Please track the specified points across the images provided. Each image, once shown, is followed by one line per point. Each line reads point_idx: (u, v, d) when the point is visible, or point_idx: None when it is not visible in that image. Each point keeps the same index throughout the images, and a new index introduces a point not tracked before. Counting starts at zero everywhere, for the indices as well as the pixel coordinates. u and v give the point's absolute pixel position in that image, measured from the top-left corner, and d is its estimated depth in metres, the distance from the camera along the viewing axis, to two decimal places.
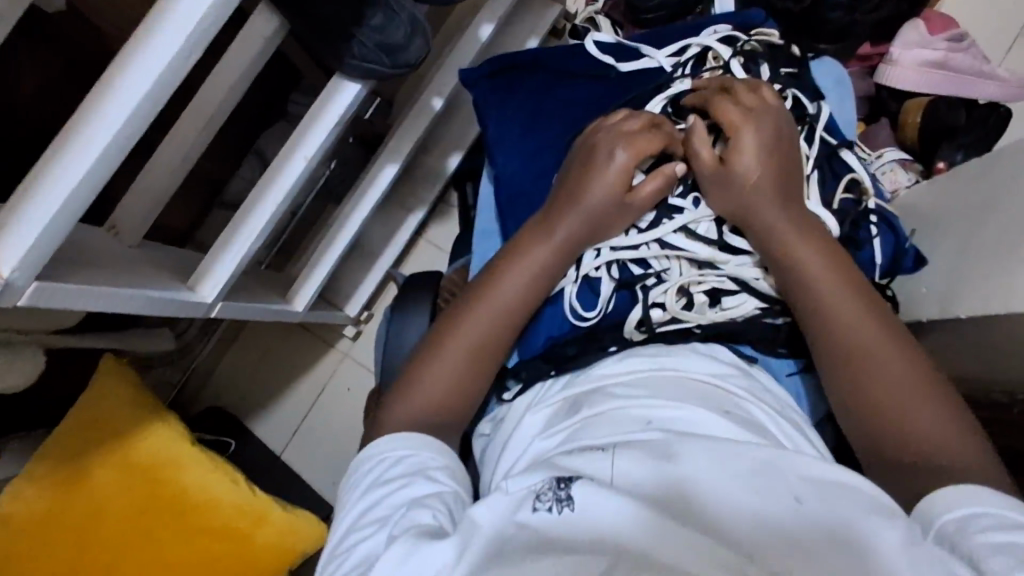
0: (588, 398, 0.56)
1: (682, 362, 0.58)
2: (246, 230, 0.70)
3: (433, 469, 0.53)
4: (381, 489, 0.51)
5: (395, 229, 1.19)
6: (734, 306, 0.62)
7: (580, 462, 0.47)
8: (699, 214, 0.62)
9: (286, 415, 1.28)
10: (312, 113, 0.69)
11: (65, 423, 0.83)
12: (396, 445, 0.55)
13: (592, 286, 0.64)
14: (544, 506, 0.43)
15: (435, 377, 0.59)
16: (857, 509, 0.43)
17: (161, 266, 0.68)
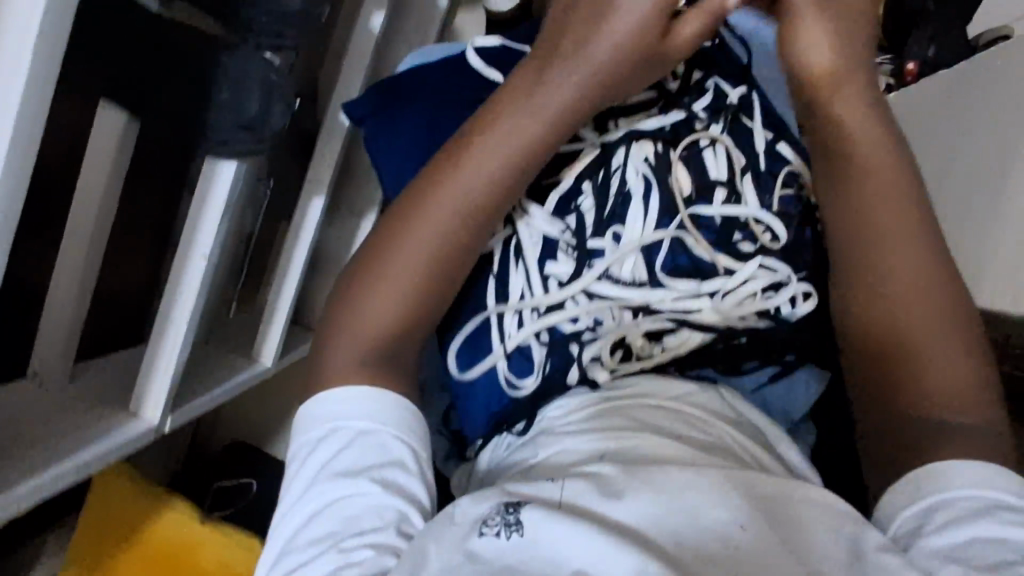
0: (541, 436, 0.53)
1: (645, 384, 0.55)
2: (170, 341, 0.65)
3: (393, 466, 0.47)
4: (331, 486, 0.46)
5: (350, 237, 1.13)
6: (677, 345, 0.56)
7: (531, 484, 0.45)
8: (620, 255, 0.55)
9: None
10: (196, 203, 0.63)
11: (79, 526, 0.86)
12: (349, 420, 0.49)
13: (524, 353, 0.57)
14: (492, 530, 0.41)
15: (399, 266, 0.53)
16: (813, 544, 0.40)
17: (97, 400, 0.66)
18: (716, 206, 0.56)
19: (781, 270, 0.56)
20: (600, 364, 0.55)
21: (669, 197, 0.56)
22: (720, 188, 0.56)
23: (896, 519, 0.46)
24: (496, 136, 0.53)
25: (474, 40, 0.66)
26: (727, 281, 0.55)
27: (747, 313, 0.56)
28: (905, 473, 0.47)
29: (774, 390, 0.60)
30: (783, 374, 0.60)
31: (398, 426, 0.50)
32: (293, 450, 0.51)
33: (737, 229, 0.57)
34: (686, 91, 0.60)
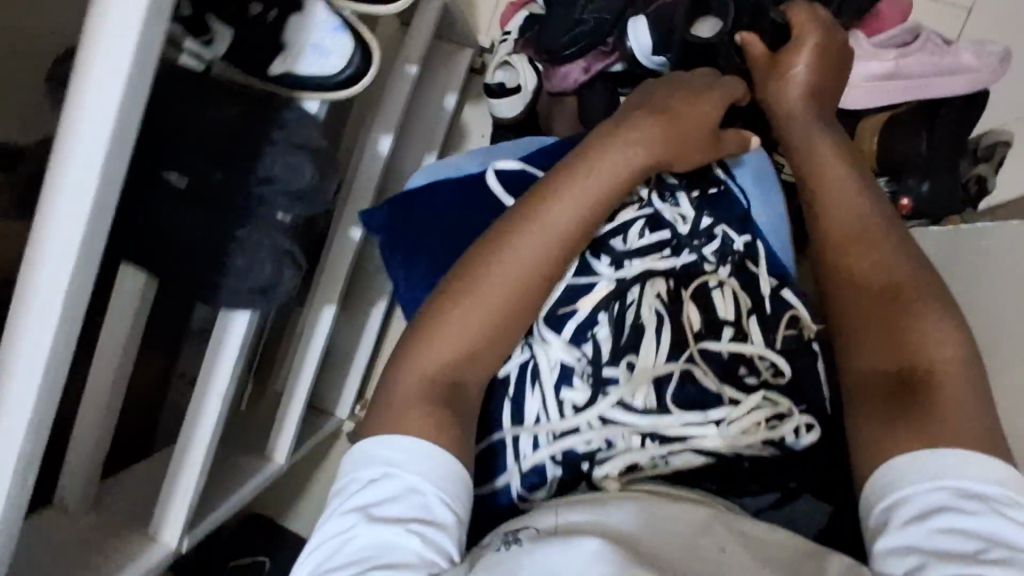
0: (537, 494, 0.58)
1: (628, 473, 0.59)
2: (185, 471, 0.69)
3: (430, 501, 0.50)
4: (371, 524, 0.49)
5: (362, 326, 1.17)
6: (680, 463, 0.57)
7: (524, 520, 0.52)
8: (634, 384, 0.57)
9: (313, 508, 1.32)
10: (212, 349, 0.67)
11: None
12: (386, 456, 0.52)
13: (540, 473, 0.58)
14: (493, 547, 0.49)
15: (450, 334, 0.57)
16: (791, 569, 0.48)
17: (118, 525, 0.70)
18: (721, 342, 0.61)
19: (781, 404, 0.59)
20: (612, 482, 0.56)
21: (678, 331, 0.60)
22: (726, 326, 0.61)
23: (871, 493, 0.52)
24: (547, 210, 0.59)
25: (499, 166, 0.75)
26: (724, 412, 0.57)
27: (745, 442, 0.57)
28: (893, 458, 0.52)
29: (791, 513, 0.59)
30: (781, 505, 0.59)
31: (442, 483, 0.51)
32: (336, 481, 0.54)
33: (735, 361, 0.61)
34: (697, 235, 0.65)
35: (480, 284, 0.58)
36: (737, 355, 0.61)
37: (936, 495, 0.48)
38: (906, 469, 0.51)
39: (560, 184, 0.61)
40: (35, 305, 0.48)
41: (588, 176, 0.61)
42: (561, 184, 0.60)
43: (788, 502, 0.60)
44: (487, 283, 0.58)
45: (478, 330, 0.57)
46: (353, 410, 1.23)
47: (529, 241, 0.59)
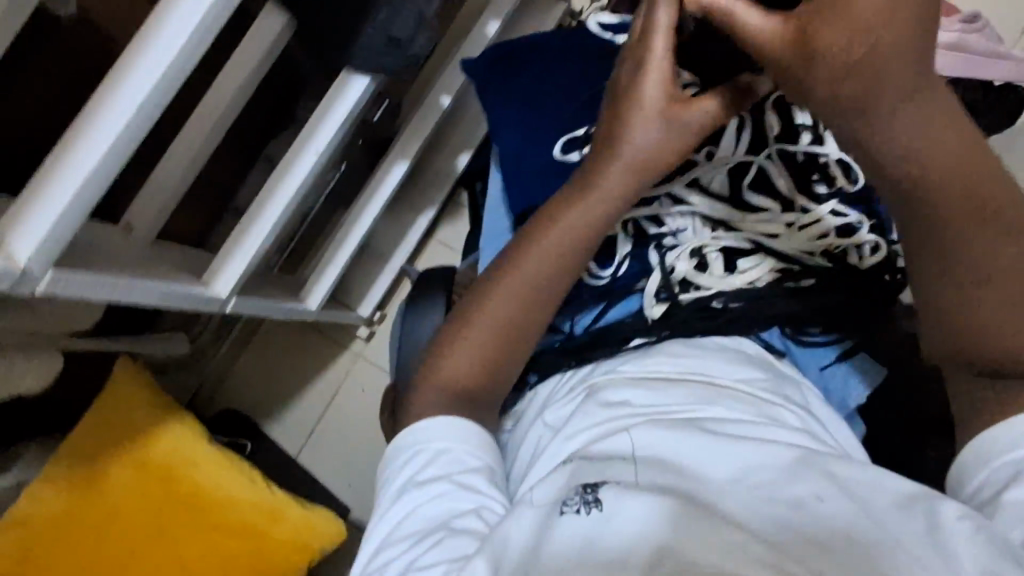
0: (616, 406, 0.60)
1: (706, 365, 0.64)
2: (261, 223, 0.70)
3: (470, 472, 0.57)
4: (419, 490, 0.57)
5: (405, 229, 1.17)
6: (748, 266, 0.69)
7: (604, 466, 0.51)
8: (711, 169, 0.70)
9: (298, 419, 1.25)
10: (322, 107, 0.69)
11: (82, 425, 0.83)
12: (430, 441, 0.60)
13: (608, 248, 0.74)
14: (572, 508, 0.46)
15: (471, 346, 0.65)
16: (875, 506, 0.45)
17: (172, 264, 0.69)
18: (801, 144, 0.71)
19: (848, 214, 0.70)
20: (681, 265, 0.69)
21: (759, 134, 0.71)
22: (806, 132, 0.72)
23: (986, 468, 0.46)
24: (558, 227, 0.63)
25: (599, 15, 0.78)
26: (789, 215, 0.69)
27: (804, 247, 0.69)
28: (972, 439, 0.48)
29: (834, 374, 0.70)
30: (843, 356, 0.70)
31: (471, 444, 0.60)
32: (381, 472, 0.63)
33: (809, 172, 0.72)
34: None
35: (494, 298, 0.64)
36: (814, 162, 0.72)
37: None
38: (996, 444, 0.46)
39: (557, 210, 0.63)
40: (163, 47, 0.47)
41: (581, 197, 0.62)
42: (569, 203, 0.63)
43: (847, 352, 0.70)
44: (496, 302, 0.64)
45: (498, 332, 0.65)
46: (373, 315, 1.20)
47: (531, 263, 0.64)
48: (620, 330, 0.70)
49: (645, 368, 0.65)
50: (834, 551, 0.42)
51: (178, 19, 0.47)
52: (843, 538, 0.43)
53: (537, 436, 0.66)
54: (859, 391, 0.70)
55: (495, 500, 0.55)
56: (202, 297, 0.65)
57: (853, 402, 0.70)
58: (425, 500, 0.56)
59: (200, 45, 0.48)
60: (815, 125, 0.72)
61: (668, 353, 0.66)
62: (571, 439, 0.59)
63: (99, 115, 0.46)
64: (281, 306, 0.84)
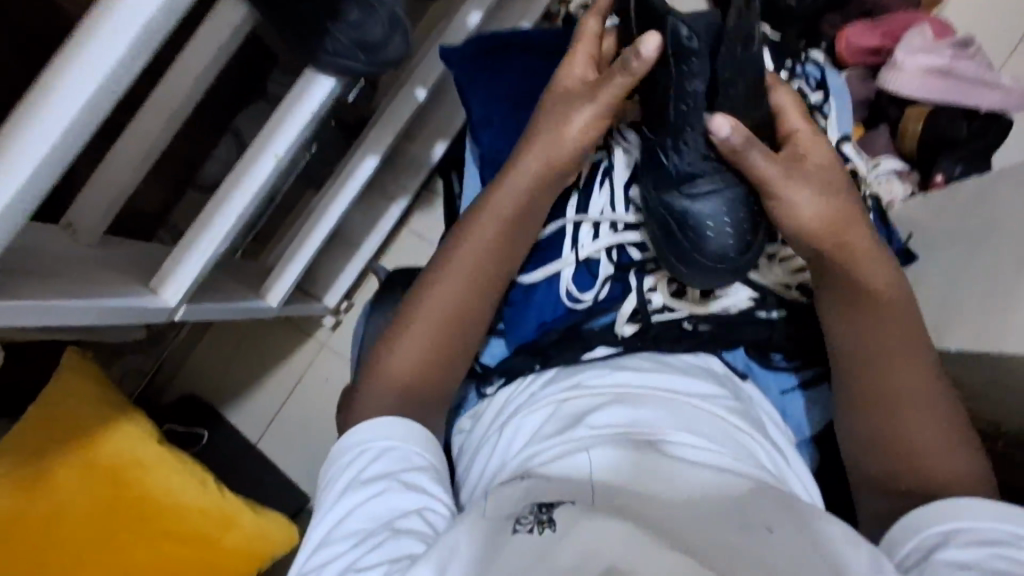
0: (581, 419, 0.60)
1: (671, 382, 0.64)
2: (214, 226, 0.66)
3: (415, 473, 0.57)
4: (362, 486, 0.56)
5: (376, 218, 1.13)
6: (726, 295, 0.70)
7: (561, 488, 0.51)
8: None
9: (258, 406, 1.21)
10: (283, 107, 0.65)
11: (28, 419, 0.79)
12: (377, 439, 0.59)
13: (589, 267, 0.74)
14: (525, 527, 0.46)
15: (410, 343, 0.65)
16: (822, 541, 0.48)
17: (119, 267, 0.65)
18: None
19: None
20: (661, 290, 0.70)
21: None
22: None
23: (917, 536, 0.52)
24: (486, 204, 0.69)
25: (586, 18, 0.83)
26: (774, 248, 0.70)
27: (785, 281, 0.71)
28: (911, 511, 0.54)
29: (794, 400, 0.72)
30: (806, 384, 0.72)
31: (419, 443, 0.60)
32: (322, 472, 0.61)
33: None
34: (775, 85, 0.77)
35: (439, 289, 0.67)
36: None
37: (964, 536, 0.50)
38: (929, 512, 0.52)
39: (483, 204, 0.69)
40: (92, 65, 0.42)
41: (498, 199, 0.69)
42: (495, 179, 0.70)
43: (810, 379, 0.72)
44: (442, 286, 0.67)
45: (446, 323, 0.66)
46: (340, 305, 1.17)
47: (467, 256, 0.68)
48: (589, 338, 0.70)
49: (606, 382, 0.64)
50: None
51: (110, 33, 0.42)
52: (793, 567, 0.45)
53: (485, 444, 0.66)
54: (817, 421, 0.72)
55: (440, 501, 0.56)
56: (148, 306, 0.61)
57: (808, 429, 0.72)
58: (368, 496, 0.54)
59: (139, 59, 0.43)
60: None
61: (632, 369, 0.66)
62: (531, 450, 0.59)
63: (17, 138, 0.42)
64: (237, 308, 0.80)
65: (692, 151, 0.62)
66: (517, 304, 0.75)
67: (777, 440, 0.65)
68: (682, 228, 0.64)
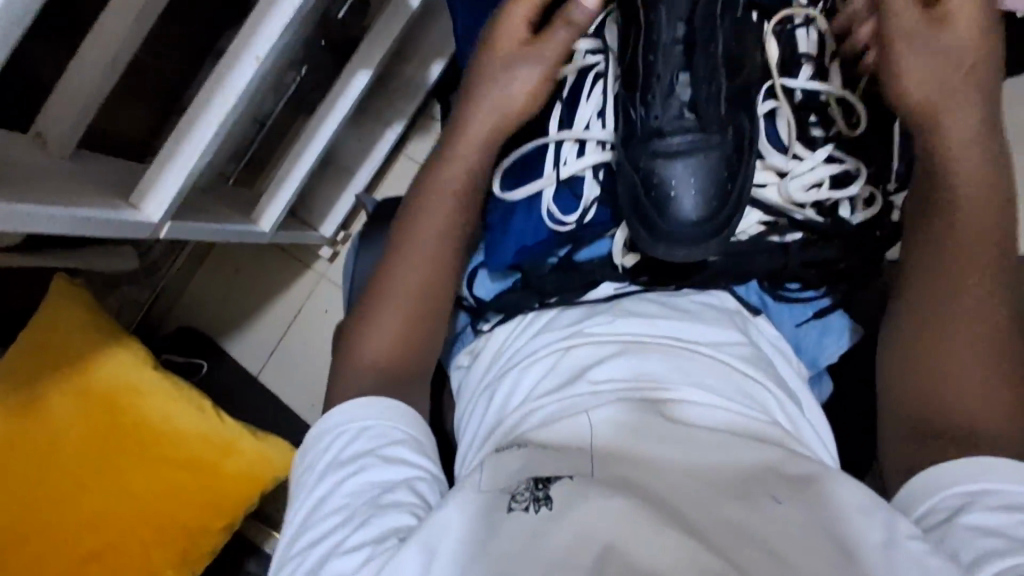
0: (581, 374, 0.57)
1: (680, 328, 0.60)
2: (197, 137, 0.61)
3: (395, 448, 0.57)
4: (341, 467, 0.56)
5: (371, 144, 1.07)
6: None
7: (560, 456, 0.50)
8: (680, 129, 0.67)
9: (256, 340, 1.19)
10: (263, 4, 0.59)
11: (21, 345, 0.78)
12: (356, 419, 0.59)
13: (572, 189, 0.69)
14: (521, 505, 0.46)
15: (381, 328, 0.65)
16: (831, 511, 0.45)
17: (96, 179, 0.61)
18: (800, 80, 0.64)
19: (847, 160, 0.64)
20: None
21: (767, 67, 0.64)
22: (806, 65, 0.65)
23: (931, 499, 0.49)
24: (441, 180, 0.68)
25: None
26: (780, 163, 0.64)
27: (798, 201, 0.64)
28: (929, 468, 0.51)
29: (808, 332, 0.66)
30: (823, 314, 0.66)
31: (395, 417, 0.59)
32: (300, 453, 0.62)
33: (810, 114, 0.66)
34: None
35: (401, 275, 0.66)
36: (813, 99, 0.65)
37: (985, 499, 0.47)
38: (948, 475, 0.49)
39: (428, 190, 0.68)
40: None
41: (448, 172, 0.68)
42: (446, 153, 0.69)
43: (827, 309, 0.65)
44: (400, 274, 0.66)
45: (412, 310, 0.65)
46: (337, 235, 1.14)
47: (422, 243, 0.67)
48: (588, 271, 0.66)
49: (610, 329, 0.60)
50: (786, 560, 0.42)
51: None
52: (798, 545, 0.43)
53: (488, 388, 0.64)
54: (834, 352, 0.66)
55: (421, 470, 0.56)
56: (130, 220, 0.58)
57: (823, 363, 0.66)
58: (352, 474, 0.55)
59: None
60: (819, 54, 0.65)
61: (638, 314, 0.61)
62: (528, 408, 0.57)
63: None
64: (225, 231, 0.76)
65: (666, 107, 0.62)
66: (494, 229, 0.71)
67: (789, 377, 0.62)
68: (647, 185, 0.61)
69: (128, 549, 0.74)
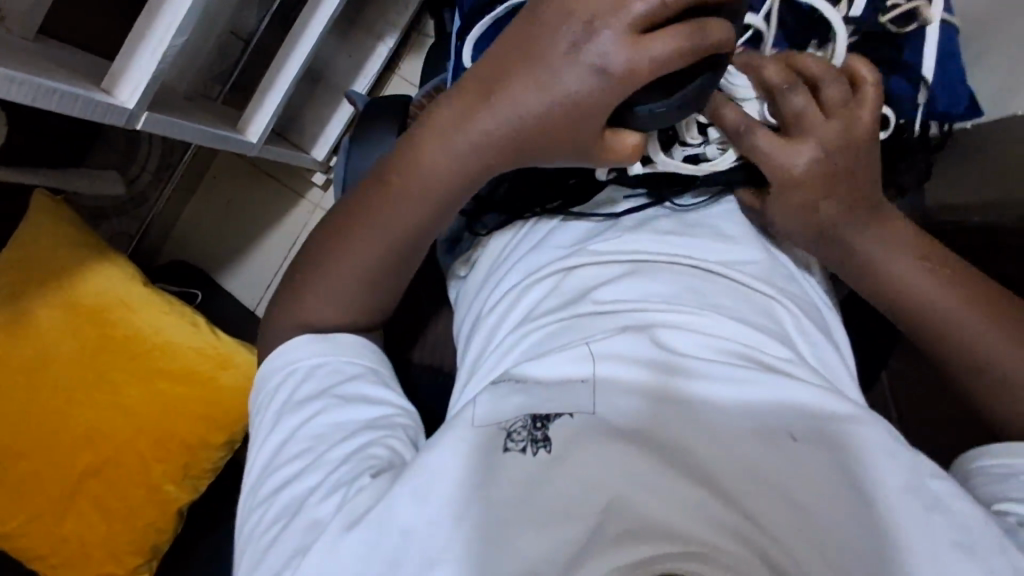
0: (580, 298, 0.49)
1: (694, 242, 0.52)
2: (167, 16, 0.56)
3: (347, 387, 0.53)
4: (295, 411, 0.51)
5: (363, 59, 1.02)
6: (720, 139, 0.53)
7: (556, 389, 0.42)
8: None
9: (254, 274, 1.16)
10: None
11: (3, 261, 0.76)
12: (304, 360, 0.55)
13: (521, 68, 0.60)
14: (517, 446, 0.39)
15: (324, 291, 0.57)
16: (851, 446, 0.37)
17: (64, 65, 0.57)
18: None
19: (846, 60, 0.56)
20: None
21: None
22: None
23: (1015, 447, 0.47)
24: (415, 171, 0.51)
25: None
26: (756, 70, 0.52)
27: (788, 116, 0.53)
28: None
29: None
30: None
31: (348, 352, 0.56)
32: (253, 399, 0.58)
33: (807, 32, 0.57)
34: None
35: (376, 210, 0.54)
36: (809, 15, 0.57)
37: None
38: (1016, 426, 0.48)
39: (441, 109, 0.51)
40: None
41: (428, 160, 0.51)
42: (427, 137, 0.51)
43: None
44: (353, 249, 0.55)
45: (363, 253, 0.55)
46: (330, 160, 1.08)
47: (413, 185, 0.52)
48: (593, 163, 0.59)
49: (615, 246, 0.52)
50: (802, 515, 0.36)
51: None
52: (821, 486, 0.37)
53: (476, 313, 0.57)
54: None
55: (392, 405, 0.53)
56: (99, 103, 0.54)
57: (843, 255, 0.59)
58: (311, 415, 0.51)
59: None
60: None
61: (648, 227, 0.53)
62: (520, 336, 0.48)
63: None
64: (208, 133, 0.72)
65: None
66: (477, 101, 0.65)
67: (811, 294, 0.53)
68: None
69: (128, 466, 0.72)
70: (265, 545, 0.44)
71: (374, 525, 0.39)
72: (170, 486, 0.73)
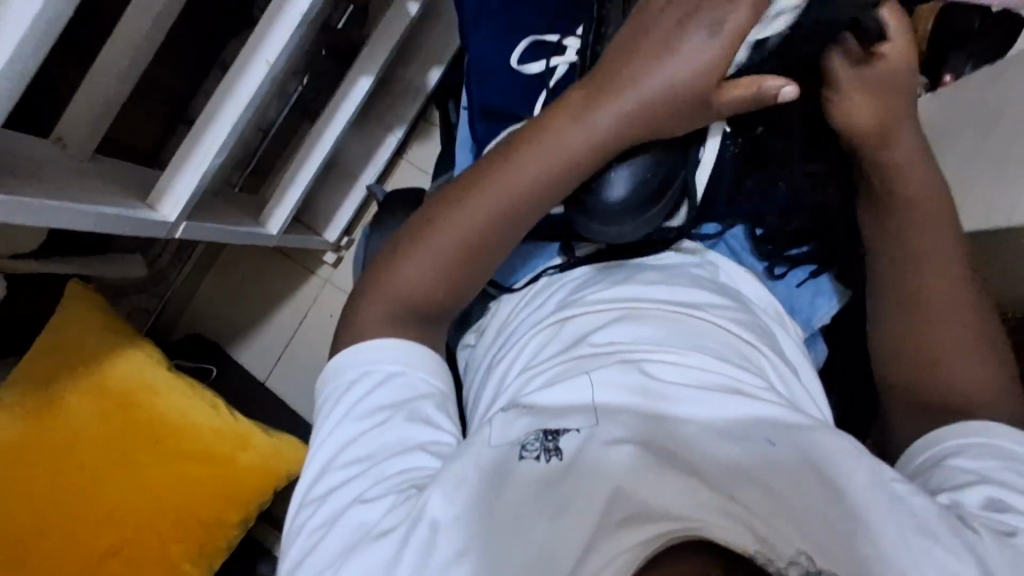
0: (593, 332, 0.54)
1: (683, 293, 0.58)
2: (207, 142, 0.64)
3: (419, 404, 0.53)
4: (351, 419, 0.53)
5: (373, 147, 1.10)
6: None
7: (563, 409, 0.47)
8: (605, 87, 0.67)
9: (266, 346, 1.21)
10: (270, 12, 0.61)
11: (39, 345, 0.81)
12: (382, 365, 0.55)
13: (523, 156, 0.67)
14: (531, 454, 0.44)
15: (370, 315, 0.58)
16: (820, 454, 0.43)
17: (114, 181, 0.64)
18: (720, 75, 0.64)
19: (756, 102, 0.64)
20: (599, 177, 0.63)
21: None
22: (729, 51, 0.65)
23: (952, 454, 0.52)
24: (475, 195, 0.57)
25: None
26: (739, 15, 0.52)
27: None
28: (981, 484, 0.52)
29: (801, 293, 0.68)
30: (811, 277, 0.67)
31: (423, 367, 0.56)
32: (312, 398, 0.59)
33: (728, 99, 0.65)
34: None
35: (435, 226, 0.58)
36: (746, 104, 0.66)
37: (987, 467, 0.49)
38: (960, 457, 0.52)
39: (518, 141, 0.56)
40: None
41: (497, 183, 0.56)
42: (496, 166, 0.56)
43: (816, 272, 0.67)
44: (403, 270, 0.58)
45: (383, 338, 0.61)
46: (341, 240, 1.15)
47: (489, 200, 0.56)
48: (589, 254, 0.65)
49: (611, 295, 0.58)
50: (781, 499, 0.39)
51: None
52: (787, 481, 0.41)
53: (485, 367, 0.62)
54: (825, 313, 0.67)
55: (451, 431, 0.53)
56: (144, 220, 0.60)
57: (817, 323, 0.67)
58: (378, 423, 0.51)
59: None
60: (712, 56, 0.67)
61: (637, 279, 0.60)
62: (531, 371, 0.54)
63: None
64: (234, 232, 0.79)
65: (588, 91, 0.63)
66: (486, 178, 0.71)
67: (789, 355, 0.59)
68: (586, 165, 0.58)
69: (146, 539, 0.76)
70: (309, 545, 0.48)
71: (401, 536, 0.43)
72: (187, 565, 0.77)
